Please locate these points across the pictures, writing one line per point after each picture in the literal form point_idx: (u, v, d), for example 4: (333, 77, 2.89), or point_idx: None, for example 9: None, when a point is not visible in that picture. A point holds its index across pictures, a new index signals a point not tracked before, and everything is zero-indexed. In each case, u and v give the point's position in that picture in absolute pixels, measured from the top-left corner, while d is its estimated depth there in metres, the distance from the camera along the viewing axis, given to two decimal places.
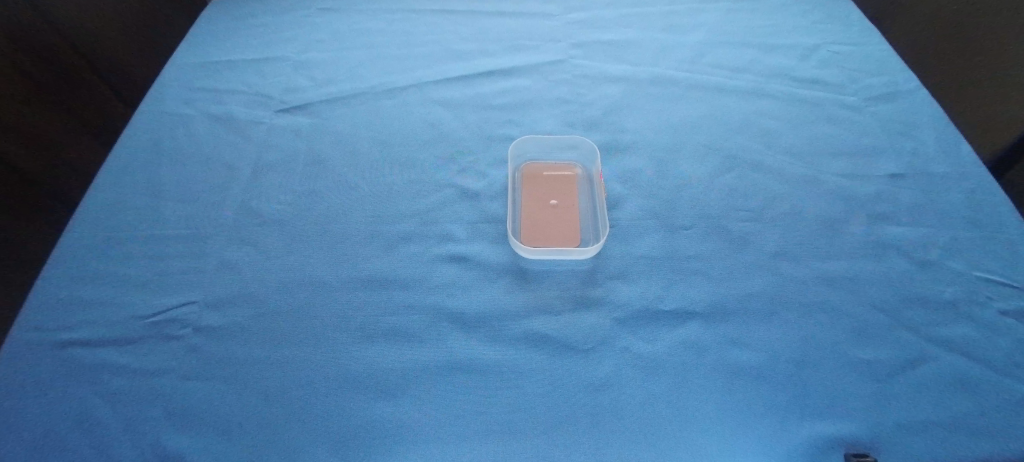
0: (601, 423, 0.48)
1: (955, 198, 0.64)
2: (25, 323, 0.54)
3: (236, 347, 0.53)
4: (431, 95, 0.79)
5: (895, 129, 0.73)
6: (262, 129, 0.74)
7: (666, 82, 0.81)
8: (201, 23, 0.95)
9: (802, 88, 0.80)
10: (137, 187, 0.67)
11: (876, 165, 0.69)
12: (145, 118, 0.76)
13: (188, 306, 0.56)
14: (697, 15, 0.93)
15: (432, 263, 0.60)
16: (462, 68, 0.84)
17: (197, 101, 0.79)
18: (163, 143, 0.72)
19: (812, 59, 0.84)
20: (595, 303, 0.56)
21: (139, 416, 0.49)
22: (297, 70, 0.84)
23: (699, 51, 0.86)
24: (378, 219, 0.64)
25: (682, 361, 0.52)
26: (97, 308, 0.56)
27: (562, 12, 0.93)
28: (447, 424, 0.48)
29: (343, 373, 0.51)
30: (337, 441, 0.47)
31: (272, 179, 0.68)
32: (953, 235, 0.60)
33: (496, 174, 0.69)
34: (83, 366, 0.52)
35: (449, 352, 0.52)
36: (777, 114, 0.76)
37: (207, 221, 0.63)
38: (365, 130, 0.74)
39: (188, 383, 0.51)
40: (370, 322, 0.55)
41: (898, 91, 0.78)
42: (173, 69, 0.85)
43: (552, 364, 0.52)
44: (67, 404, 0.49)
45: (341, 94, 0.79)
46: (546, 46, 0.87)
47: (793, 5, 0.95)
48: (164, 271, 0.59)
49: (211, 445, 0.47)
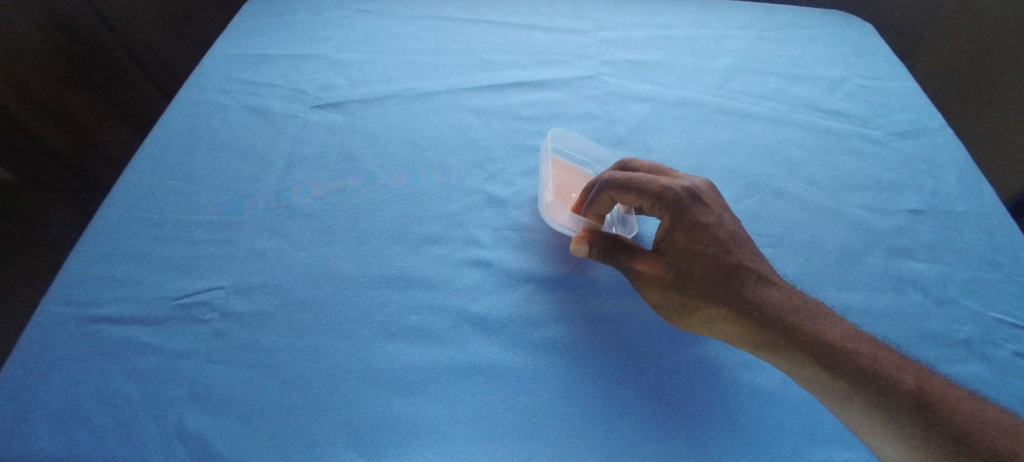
0: (616, 435, 0.49)
1: (976, 238, 0.65)
2: (59, 296, 0.56)
3: (262, 334, 0.54)
4: (462, 102, 0.81)
5: (918, 166, 0.74)
6: (297, 123, 0.76)
7: (692, 105, 0.82)
8: (242, 17, 0.97)
9: (827, 119, 0.81)
10: (172, 172, 0.69)
11: (898, 201, 0.69)
12: (183, 105, 0.78)
13: (216, 291, 0.57)
14: (726, 42, 0.94)
15: (455, 265, 0.61)
16: (493, 77, 0.85)
17: (235, 92, 0.81)
18: (199, 131, 0.74)
19: (838, 92, 0.85)
20: (614, 317, 0.57)
21: (164, 395, 0.50)
22: (332, 69, 0.86)
23: (727, 76, 0.87)
24: (405, 219, 0.65)
25: (698, 381, 0.53)
26: (128, 286, 0.57)
27: (593, 29, 0.95)
28: (464, 426, 0.49)
29: (365, 367, 0.52)
30: (355, 434, 0.48)
31: (304, 173, 0.70)
32: (973, 275, 0.61)
33: (522, 183, 0.70)
34: (112, 342, 0.53)
35: (469, 355, 0.53)
36: (801, 144, 0.77)
37: (238, 210, 0.65)
38: (396, 132, 0.76)
39: (212, 366, 0.52)
40: (392, 320, 0.56)
41: (923, 129, 0.79)
42: (212, 59, 0.87)
43: (570, 374, 0.52)
44: (95, 378, 0.51)
45: (374, 95, 0.81)
46: (576, 62, 0.88)
47: (822, 37, 0.97)
48: (194, 255, 0.60)
49: (232, 429, 0.48)
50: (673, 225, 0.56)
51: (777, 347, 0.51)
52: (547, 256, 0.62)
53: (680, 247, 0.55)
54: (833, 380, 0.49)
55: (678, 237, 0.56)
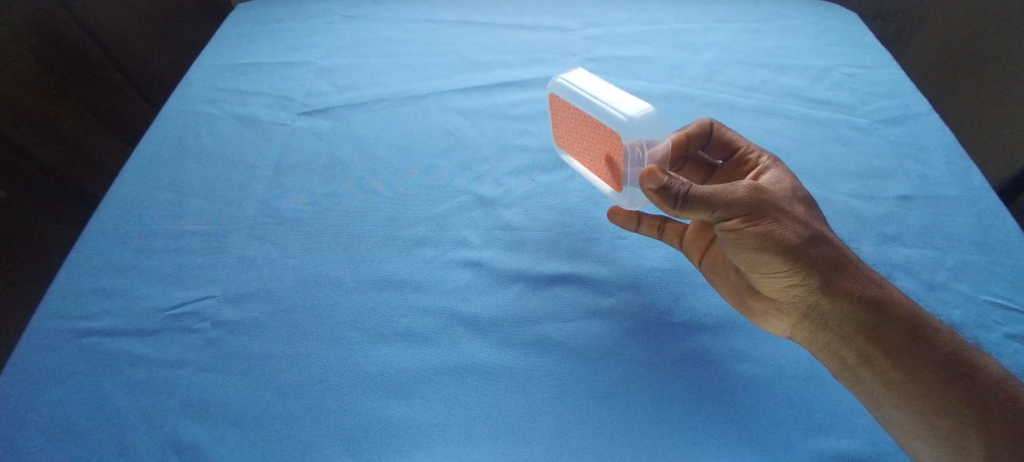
0: (609, 429, 0.49)
1: (965, 221, 0.65)
2: (50, 310, 0.56)
3: (254, 341, 0.54)
4: (449, 103, 0.81)
5: (905, 151, 0.74)
6: (285, 130, 0.77)
7: (679, 99, 0.82)
8: (228, 26, 0.97)
9: (814, 109, 0.81)
10: (162, 183, 0.69)
11: (886, 187, 0.70)
12: (171, 116, 0.79)
13: (207, 300, 0.57)
14: (711, 34, 0.94)
15: (445, 267, 0.61)
16: (480, 78, 0.85)
17: (222, 101, 0.81)
18: (188, 142, 0.75)
19: (825, 81, 0.86)
20: (605, 312, 0.57)
21: (156, 406, 0.50)
22: (319, 75, 0.86)
23: (713, 69, 0.87)
24: (395, 222, 0.65)
25: (689, 373, 0.53)
26: (119, 298, 0.57)
27: (579, 26, 0.95)
28: (456, 426, 0.49)
29: (356, 371, 0.52)
30: (348, 438, 0.48)
31: (292, 179, 0.70)
32: (962, 258, 0.61)
33: (510, 182, 0.70)
34: (104, 354, 0.53)
35: (460, 355, 0.54)
36: (788, 134, 0.77)
37: (229, 219, 0.65)
38: (384, 136, 0.76)
39: (205, 375, 0.52)
40: (383, 323, 0.56)
41: (909, 115, 0.79)
42: (199, 70, 0.87)
43: (563, 371, 0.53)
44: (87, 391, 0.51)
45: (362, 99, 0.81)
46: (563, 59, 0.89)
47: (807, 27, 0.97)
48: (186, 265, 0.60)
49: (224, 437, 0.48)
50: (755, 197, 0.50)
51: (856, 323, 0.49)
52: (538, 254, 0.62)
53: (769, 217, 0.50)
54: (914, 354, 0.47)
55: (766, 208, 0.50)
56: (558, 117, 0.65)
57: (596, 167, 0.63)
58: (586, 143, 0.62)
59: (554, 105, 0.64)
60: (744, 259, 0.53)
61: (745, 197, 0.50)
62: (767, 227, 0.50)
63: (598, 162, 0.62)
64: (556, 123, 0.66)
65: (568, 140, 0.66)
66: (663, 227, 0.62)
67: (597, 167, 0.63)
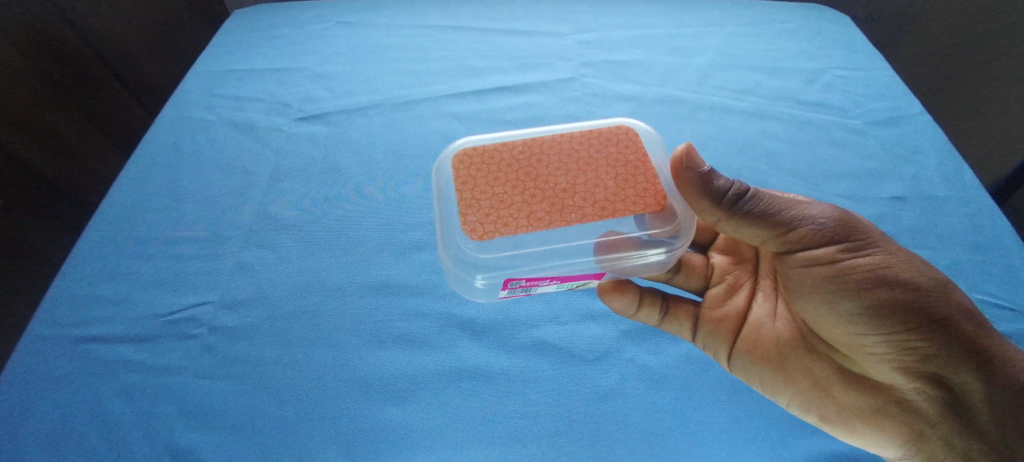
0: (606, 433, 0.49)
1: (957, 221, 0.66)
2: (45, 317, 0.56)
3: (250, 346, 0.54)
4: (445, 108, 0.82)
5: (898, 152, 0.75)
6: (281, 136, 0.77)
7: (674, 102, 0.83)
8: (224, 33, 0.98)
9: (807, 111, 0.82)
10: (157, 190, 0.69)
11: (878, 188, 0.70)
12: (167, 122, 0.79)
13: (203, 306, 0.57)
14: (705, 38, 0.95)
15: (443, 271, 0.61)
16: (474, 83, 0.86)
17: (218, 108, 0.81)
18: (183, 148, 0.75)
19: (817, 83, 0.86)
20: (601, 315, 0.57)
21: (153, 412, 0.50)
22: (315, 81, 0.86)
23: (707, 73, 0.88)
24: (391, 228, 0.65)
25: (686, 374, 0.53)
26: (115, 305, 0.57)
27: (573, 31, 0.96)
28: (453, 431, 0.49)
29: (354, 374, 0.52)
30: (346, 442, 0.49)
31: (289, 185, 0.70)
32: (956, 257, 0.62)
33: None
34: (99, 362, 0.53)
35: (457, 358, 0.54)
36: (782, 137, 0.77)
37: (225, 224, 0.65)
38: (380, 141, 0.76)
39: (201, 380, 0.52)
40: (381, 328, 0.56)
41: (901, 116, 0.80)
42: (195, 76, 0.87)
43: (560, 373, 0.53)
44: (82, 399, 0.51)
45: (358, 105, 0.82)
46: (557, 64, 0.89)
47: (799, 30, 0.98)
48: (181, 271, 0.60)
49: (222, 443, 0.48)
50: (843, 222, 0.48)
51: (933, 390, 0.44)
52: None
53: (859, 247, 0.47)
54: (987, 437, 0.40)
55: (861, 242, 0.47)
56: (486, 183, 0.52)
57: (584, 202, 0.51)
58: (553, 181, 0.52)
59: (477, 173, 0.53)
60: (826, 310, 0.49)
61: (829, 218, 0.48)
62: (864, 262, 0.46)
63: (591, 194, 0.51)
64: (486, 191, 0.52)
65: (521, 202, 0.51)
66: (666, 309, 0.57)
67: (587, 198, 0.51)
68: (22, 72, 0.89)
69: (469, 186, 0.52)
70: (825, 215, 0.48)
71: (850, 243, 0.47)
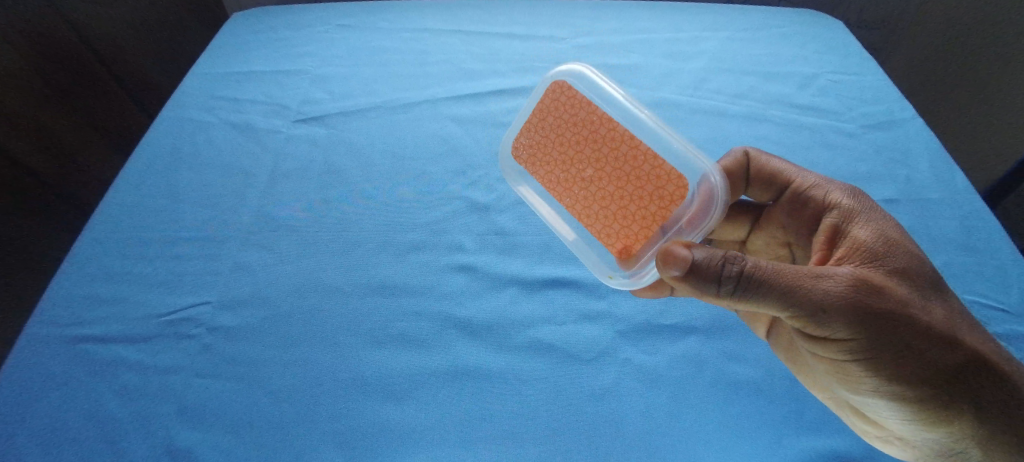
0: (602, 433, 0.49)
1: (949, 224, 0.66)
2: (43, 317, 0.56)
3: (248, 346, 0.55)
4: (444, 111, 0.82)
5: (891, 156, 0.76)
6: (279, 138, 0.77)
7: (669, 106, 0.84)
8: (224, 35, 0.98)
9: (802, 115, 0.82)
10: (156, 190, 0.69)
11: (872, 190, 0.71)
12: (166, 124, 0.79)
13: (202, 306, 0.58)
14: (701, 43, 0.96)
15: (440, 271, 0.61)
16: (472, 86, 0.86)
17: (217, 109, 0.82)
18: (182, 149, 0.75)
19: (811, 88, 0.87)
20: (598, 316, 0.58)
21: (151, 412, 0.50)
22: (314, 83, 0.87)
23: (702, 77, 0.89)
24: (391, 229, 0.66)
25: (683, 374, 0.53)
26: (114, 305, 0.57)
27: (570, 36, 0.97)
28: (451, 431, 0.49)
29: (352, 375, 0.53)
30: (345, 441, 0.49)
31: (287, 187, 0.70)
32: (947, 258, 0.62)
33: (504, 188, 0.71)
34: (98, 362, 0.53)
35: (456, 358, 0.54)
36: (777, 139, 0.78)
37: (225, 225, 0.65)
38: (379, 143, 0.77)
39: (200, 380, 0.52)
40: (379, 328, 0.56)
41: (894, 120, 0.81)
42: (193, 78, 0.88)
43: (557, 373, 0.53)
44: (80, 399, 0.51)
45: (356, 107, 0.82)
46: (554, 68, 0.90)
47: (793, 35, 0.99)
48: (180, 271, 0.61)
49: (219, 442, 0.48)
50: (860, 302, 0.41)
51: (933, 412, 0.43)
52: (531, 259, 0.63)
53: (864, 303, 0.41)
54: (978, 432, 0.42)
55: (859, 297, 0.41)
56: (552, 117, 0.55)
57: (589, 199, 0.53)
58: (590, 166, 0.52)
59: (556, 105, 0.54)
60: (846, 377, 0.46)
61: (847, 303, 0.40)
62: (885, 344, 0.41)
63: (600, 205, 0.52)
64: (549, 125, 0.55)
65: (551, 152, 0.55)
66: None
67: (593, 202, 0.53)
68: (21, 74, 0.89)
69: (540, 113, 0.55)
70: (843, 299, 0.40)
71: (869, 329, 0.41)
